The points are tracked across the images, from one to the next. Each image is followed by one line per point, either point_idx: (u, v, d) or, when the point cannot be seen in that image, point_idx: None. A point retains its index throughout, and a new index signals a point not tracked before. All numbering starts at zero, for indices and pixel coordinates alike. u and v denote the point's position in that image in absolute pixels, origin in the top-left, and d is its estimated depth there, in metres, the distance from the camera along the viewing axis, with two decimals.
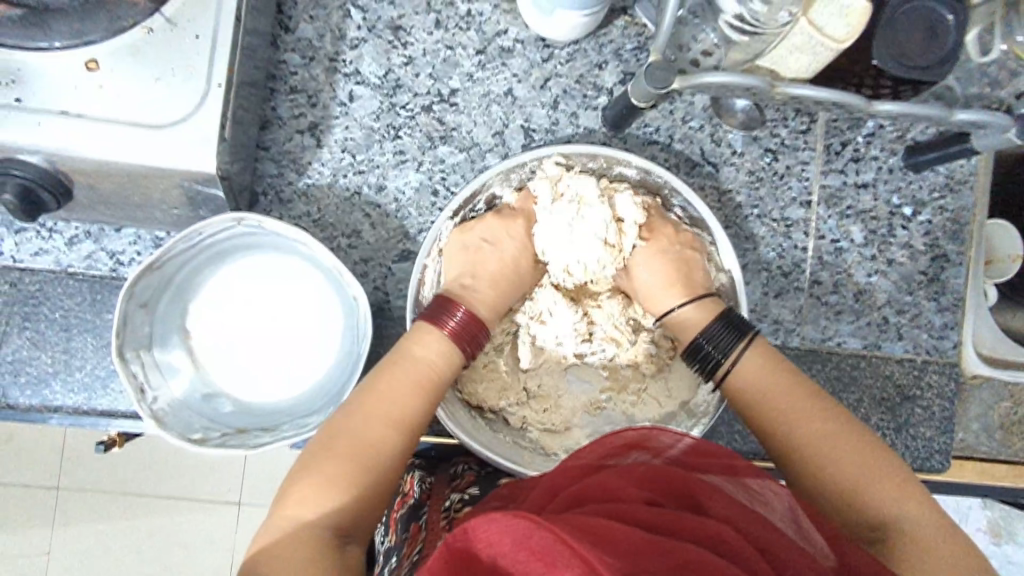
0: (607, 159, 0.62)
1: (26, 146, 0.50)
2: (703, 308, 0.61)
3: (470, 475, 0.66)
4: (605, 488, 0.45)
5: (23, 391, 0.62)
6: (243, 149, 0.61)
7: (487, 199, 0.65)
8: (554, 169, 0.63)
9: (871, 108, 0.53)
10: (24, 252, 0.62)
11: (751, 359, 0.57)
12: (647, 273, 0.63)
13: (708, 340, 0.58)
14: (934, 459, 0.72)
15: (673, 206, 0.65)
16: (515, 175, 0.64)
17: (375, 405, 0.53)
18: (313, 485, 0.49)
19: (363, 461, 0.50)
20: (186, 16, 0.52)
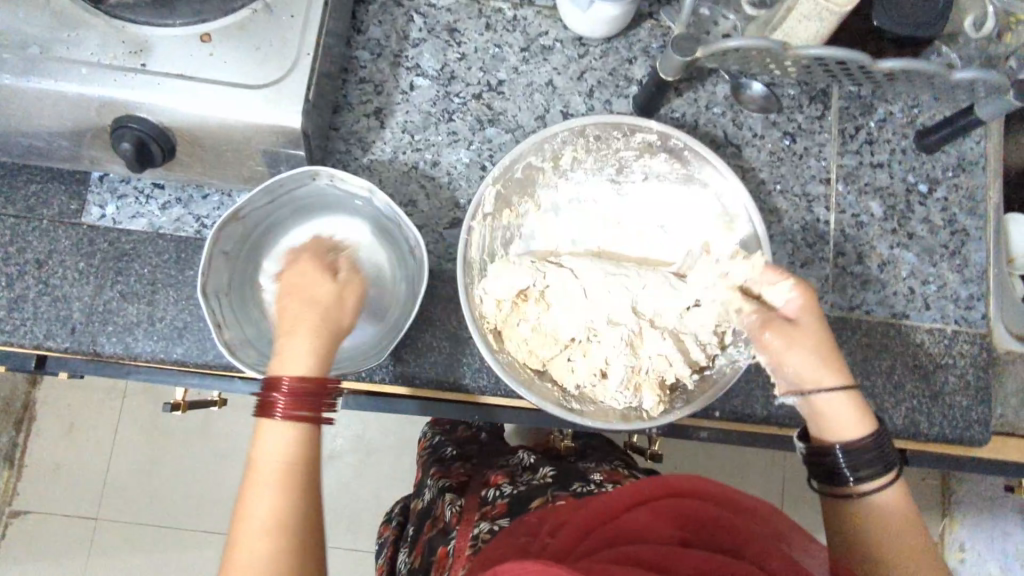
0: (631, 125, 0.67)
1: (144, 100, 0.59)
2: (852, 408, 0.60)
3: (500, 503, 0.69)
4: (638, 530, 0.49)
5: (109, 339, 0.68)
6: (319, 125, 0.69)
7: (524, 169, 0.69)
8: (583, 137, 0.69)
9: (876, 66, 0.59)
10: (123, 215, 0.70)
11: (886, 498, 0.59)
12: (797, 363, 0.61)
13: (841, 445, 0.59)
14: (973, 429, 0.72)
15: (695, 167, 0.69)
16: (548, 146, 0.69)
17: (258, 456, 0.57)
18: (260, 499, 0.55)
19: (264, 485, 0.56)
20: (284, 1, 0.62)
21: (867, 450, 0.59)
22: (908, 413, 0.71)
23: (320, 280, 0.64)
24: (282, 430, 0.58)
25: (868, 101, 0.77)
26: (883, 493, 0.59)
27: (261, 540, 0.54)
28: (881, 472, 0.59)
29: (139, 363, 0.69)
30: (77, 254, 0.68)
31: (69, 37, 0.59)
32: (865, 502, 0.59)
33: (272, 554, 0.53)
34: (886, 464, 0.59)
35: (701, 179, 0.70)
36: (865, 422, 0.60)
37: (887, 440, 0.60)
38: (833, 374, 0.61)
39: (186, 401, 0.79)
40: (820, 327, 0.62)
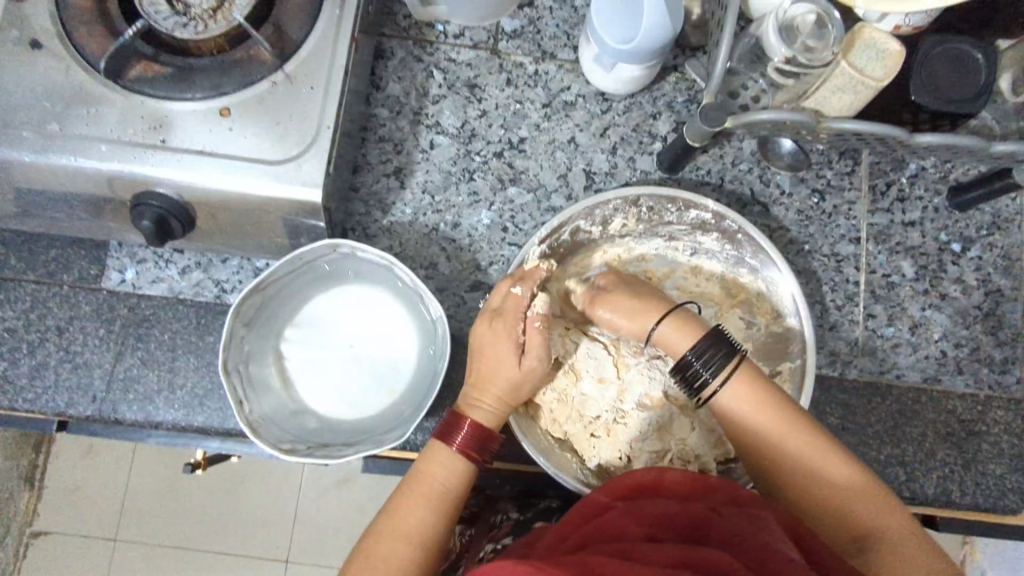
0: (686, 201, 0.66)
1: (164, 176, 0.58)
2: (682, 327, 0.58)
3: (507, 525, 0.65)
4: (610, 528, 0.48)
5: (130, 407, 0.67)
6: (340, 188, 0.68)
7: (571, 232, 0.69)
8: (635, 208, 0.68)
9: (915, 139, 0.57)
10: (143, 280, 0.69)
11: (732, 392, 0.56)
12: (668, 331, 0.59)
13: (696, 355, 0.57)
14: (1008, 499, 0.70)
15: (746, 251, 0.69)
16: (599, 212, 0.68)
17: (424, 475, 0.56)
18: (416, 517, 0.54)
19: (442, 510, 0.55)
20: (304, 72, 0.61)
21: (712, 344, 0.56)
22: (941, 482, 0.70)
23: (505, 360, 0.60)
24: (452, 464, 0.57)
25: (899, 156, 0.75)
26: (727, 387, 0.56)
27: (390, 552, 0.53)
28: (717, 366, 0.56)
29: (159, 429, 0.68)
30: (97, 320, 0.68)
31: (89, 112, 0.58)
32: (725, 407, 0.56)
33: (382, 564, 0.52)
34: (722, 355, 0.56)
35: (756, 265, 0.69)
36: (695, 329, 0.58)
37: (716, 332, 0.57)
38: (649, 316, 0.60)
39: (206, 459, 0.78)
40: (646, 293, 0.62)
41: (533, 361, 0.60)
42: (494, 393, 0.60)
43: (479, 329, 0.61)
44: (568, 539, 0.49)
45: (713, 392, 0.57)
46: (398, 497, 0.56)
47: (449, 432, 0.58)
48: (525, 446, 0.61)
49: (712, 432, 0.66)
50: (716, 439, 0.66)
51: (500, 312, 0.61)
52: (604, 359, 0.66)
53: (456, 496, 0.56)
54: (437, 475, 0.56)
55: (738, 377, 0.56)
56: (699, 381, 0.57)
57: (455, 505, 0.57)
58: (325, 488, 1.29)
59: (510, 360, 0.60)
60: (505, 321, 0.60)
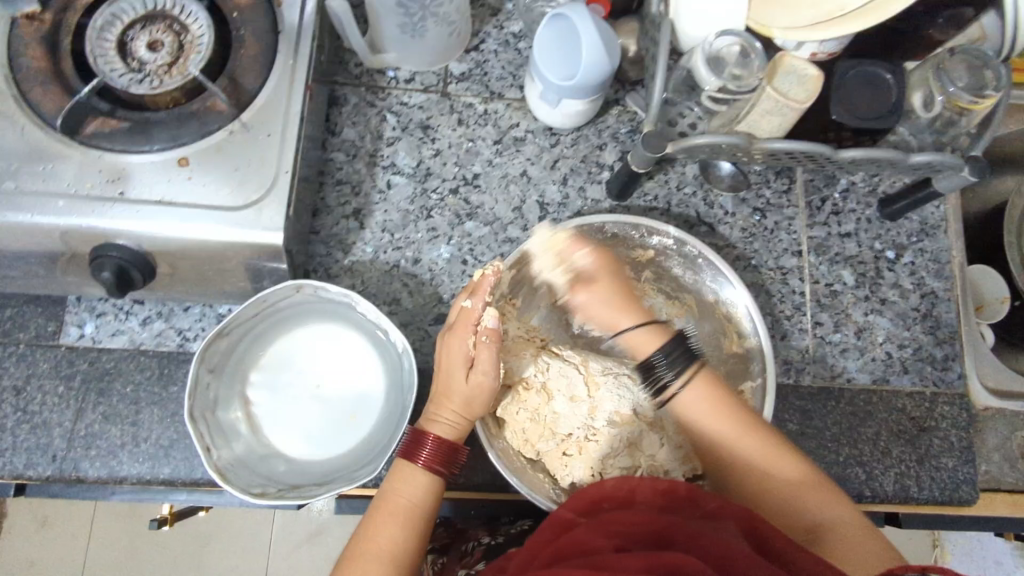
0: (647, 227, 0.69)
1: (124, 227, 0.59)
2: (651, 338, 0.63)
3: (478, 552, 0.69)
4: (582, 539, 0.50)
5: (92, 464, 0.66)
6: (300, 232, 0.70)
7: (541, 258, 0.70)
8: (601, 233, 0.70)
9: (838, 155, 0.62)
10: (103, 333, 0.69)
11: (693, 396, 0.60)
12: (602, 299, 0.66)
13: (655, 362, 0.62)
14: (962, 491, 0.73)
15: (705, 275, 0.71)
16: (565, 239, 0.69)
17: (390, 493, 0.57)
18: (386, 530, 0.55)
19: (412, 527, 0.56)
20: (260, 120, 0.63)
21: (676, 344, 0.61)
22: (898, 479, 0.73)
23: (454, 375, 0.60)
24: (414, 477, 0.57)
25: (831, 173, 0.80)
26: (688, 392, 0.60)
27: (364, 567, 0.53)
28: (677, 369, 0.60)
29: (123, 485, 0.67)
30: (56, 377, 0.67)
31: (46, 170, 0.59)
32: (684, 406, 0.61)
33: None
34: (687, 359, 0.61)
35: (712, 286, 0.71)
36: (660, 335, 0.63)
37: (681, 339, 0.62)
38: (625, 313, 0.65)
39: (173, 514, 0.76)
40: (615, 284, 0.66)
41: (479, 377, 0.59)
42: (448, 408, 0.60)
43: (438, 345, 0.62)
44: (539, 556, 0.50)
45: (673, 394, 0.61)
46: (368, 520, 0.56)
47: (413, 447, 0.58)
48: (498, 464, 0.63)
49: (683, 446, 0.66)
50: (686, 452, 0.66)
51: (450, 326, 0.62)
52: (575, 377, 0.66)
53: (426, 510, 0.57)
54: (401, 491, 0.57)
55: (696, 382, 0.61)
56: (663, 382, 0.61)
57: (427, 518, 0.57)
58: (295, 542, 1.26)
59: (460, 376, 0.59)
60: (455, 335, 0.60)
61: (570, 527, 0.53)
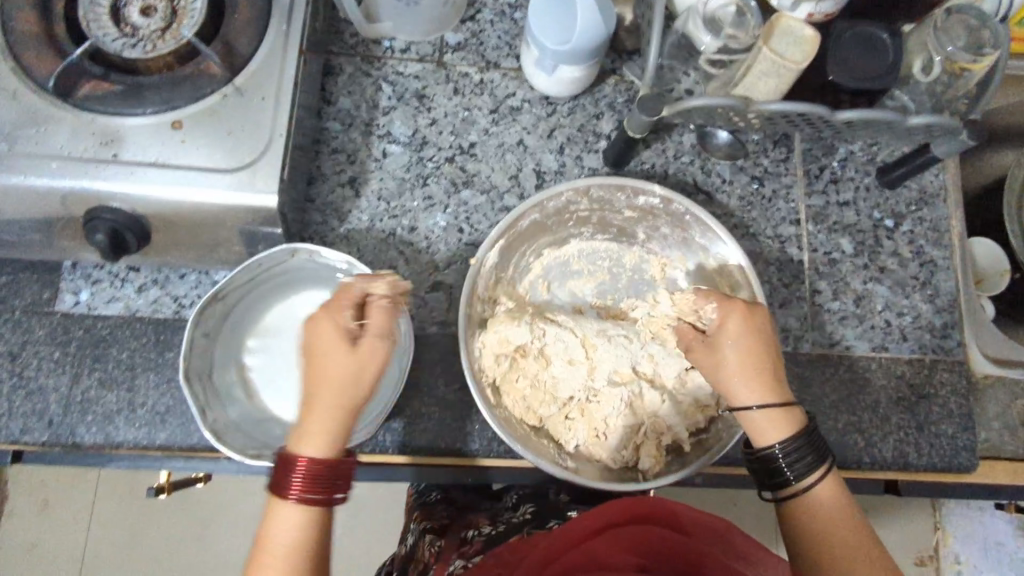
0: (634, 188, 0.68)
1: (118, 189, 0.59)
2: (777, 420, 0.56)
3: (476, 542, 0.68)
4: (599, 552, 0.51)
5: (89, 429, 0.66)
6: (296, 200, 0.70)
7: (531, 224, 0.70)
8: (587, 198, 0.70)
9: (834, 117, 0.62)
10: (98, 300, 0.69)
11: (822, 491, 0.55)
12: (731, 347, 0.57)
13: (788, 456, 0.55)
14: (962, 457, 0.73)
15: (694, 232, 0.70)
16: (554, 204, 0.69)
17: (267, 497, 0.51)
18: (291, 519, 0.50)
19: (308, 519, 0.51)
20: (254, 84, 0.62)
21: (808, 447, 0.55)
22: (896, 446, 0.72)
23: (338, 352, 0.52)
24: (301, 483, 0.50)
25: (829, 142, 0.79)
26: (819, 490, 0.55)
27: (270, 564, 0.49)
28: (804, 466, 0.55)
29: (119, 451, 0.67)
30: (52, 343, 0.67)
31: (40, 132, 0.59)
32: (803, 504, 0.55)
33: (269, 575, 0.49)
34: (814, 454, 0.55)
35: (703, 242, 0.71)
36: (792, 421, 0.56)
37: (813, 433, 0.56)
38: (767, 391, 0.56)
39: (171, 483, 0.76)
40: (757, 347, 0.57)
41: (367, 343, 0.51)
42: (318, 392, 0.51)
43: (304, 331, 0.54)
44: (550, 565, 0.51)
45: (797, 491, 0.55)
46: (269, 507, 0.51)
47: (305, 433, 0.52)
48: (503, 436, 0.61)
49: (681, 402, 0.66)
50: (686, 408, 0.66)
51: (328, 307, 0.53)
52: (571, 342, 0.66)
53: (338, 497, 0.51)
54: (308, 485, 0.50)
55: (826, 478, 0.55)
56: (783, 477, 0.55)
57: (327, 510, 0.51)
58: None
59: (342, 347, 0.52)
60: (325, 313, 0.53)
61: (588, 538, 0.52)
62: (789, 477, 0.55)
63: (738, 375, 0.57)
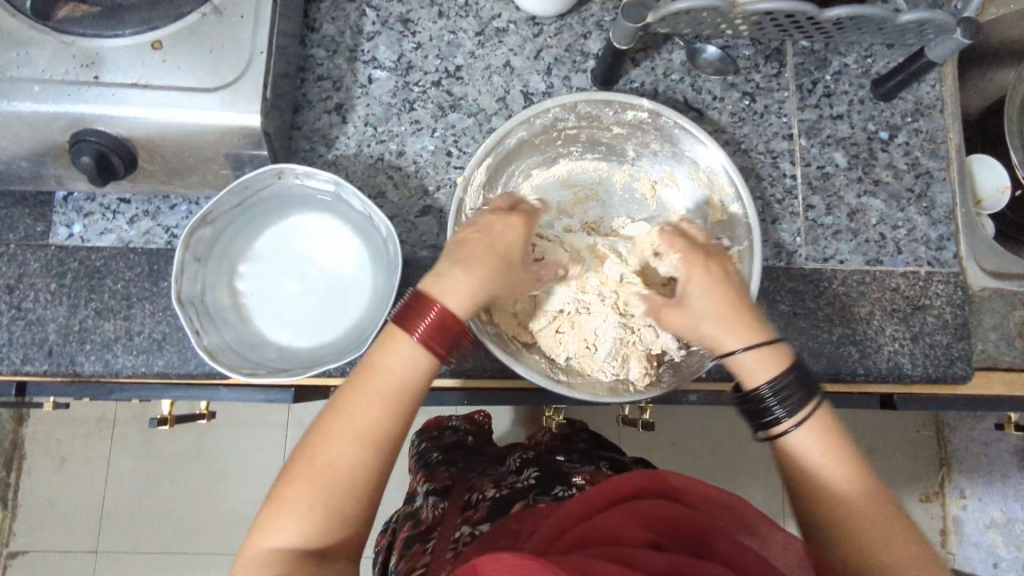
0: (623, 103, 0.67)
1: (101, 111, 0.59)
2: (767, 357, 0.55)
3: (481, 507, 0.70)
4: (608, 528, 0.49)
5: (88, 358, 0.67)
6: (282, 125, 0.69)
7: (517, 142, 0.69)
8: (574, 114, 0.69)
9: (822, 16, 0.60)
10: (91, 232, 0.69)
11: (806, 433, 0.53)
12: (702, 299, 0.57)
13: (776, 395, 0.53)
14: (957, 368, 0.73)
15: (683, 145, 0.70)
16: (541, 121, 0.68)
17: (382, 369, 0.53)
18: (372, 408, 0.52)
19: (389, 407, 0.53)
20: (233, 2, 0.62)
21: (796, 383, 0.53)
22: (891, 357, 0.72)
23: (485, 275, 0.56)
24: (413, 351, 0.53)
25: (822, 55, 0.78)
26: (804, 429, 0.53)
27: (336, 454, 0.51)
28: (795, 404, 0.53)
29: (119, 379, 0.68)
30: (47, 275, 0.68)
31: (20, 55, 0.59)
32: (790, 450, 0.53)
33: (331, 469, 0.50)
34: (803, 392, 0.53)
35: (691, 155, 0.70)
36: (780, 360, 0.55)
37: (801, 370, 0.54)
38: (738, 329, 0.55)
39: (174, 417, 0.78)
40: (728, 289, 0.57)
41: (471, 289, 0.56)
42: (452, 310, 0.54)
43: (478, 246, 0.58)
44: (560, 540, 0.49)
45: (783, 433, 0.53)
46: (343, 395, 0.53)
47: (441, 282, 0.55)
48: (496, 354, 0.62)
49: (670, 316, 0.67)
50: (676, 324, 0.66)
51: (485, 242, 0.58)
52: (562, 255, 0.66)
53: (408, 389, 0.53)
54: (393, 368, 0.53)
55: (813, 423, 0.53)
56: (772, 417, 0.54)
57: (415, 398, 0.54)
58: None
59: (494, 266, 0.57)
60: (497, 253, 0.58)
61: (589, 515, 0.50)
62: (775, 417, 0.53)
63: (705, 321, 0.57)
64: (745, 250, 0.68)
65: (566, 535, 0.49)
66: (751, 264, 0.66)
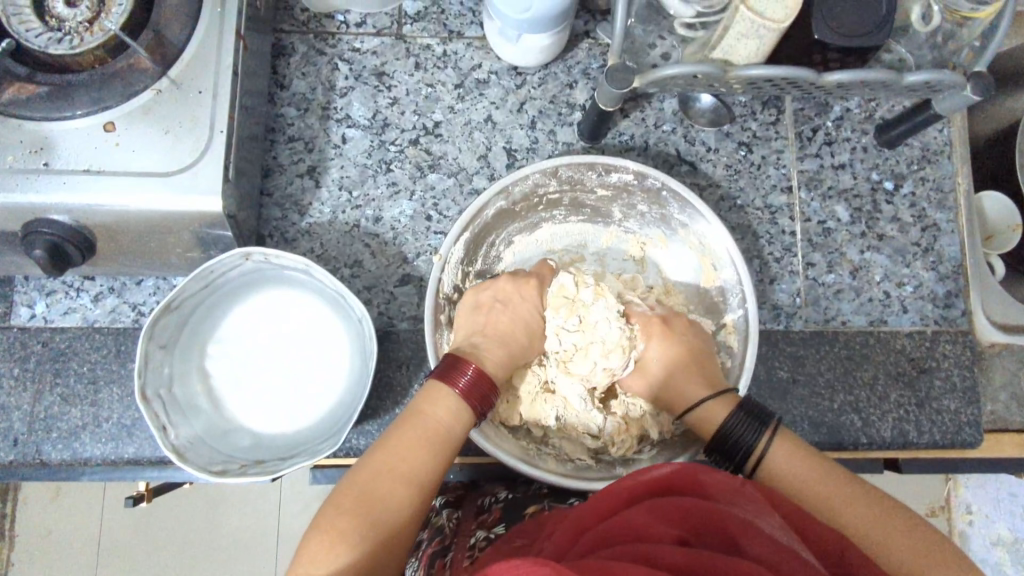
0: (605, 165, 0.63)
1: (52, 201, 0.55)
2: (715, 401, 0.57)
3: (497, 509, 0.63)
4: (630, 525, 0.42)
5: (55, 447, 0.64)
6: (250, 195, 0.65)
7: (496, 211, 0.65)
8: (557, 179, 0.65)
9: (823, 81, 0.56)
10: (55, 312, 0.66)
11: (779, 453, 0.52)
12: (658, 363, 0.61)
13: (732, 431, 0.54)
14: (966, 433, 0.69)
15: (672, 208, 0.66)
16: (523, 186, 0.64)
17: (429, 416, 0.52)
18: (422, 454, 0.50)
19: (438, 455, 0.51)
20: (190, 76, 0.58)
21: (747, 414, 0.54)
22: (896, 424, 0.69)
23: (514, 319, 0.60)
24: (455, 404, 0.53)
25: (823, 100, 0.73)
26: (773, 454, 0.52)
27: (389, 495, 0.48)
28: (754, 434, 0.53)
29: (89, 466, 0.65)
30: (10, 360, 0.65)
31: None
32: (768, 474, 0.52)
33: (383, 508, 0.47)
34: (758, 421, 0.54)
35: (682, 219, 0.66)
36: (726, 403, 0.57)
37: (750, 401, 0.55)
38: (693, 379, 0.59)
39: (152, 490, 0.75)
40: (678, 347, 0.61)
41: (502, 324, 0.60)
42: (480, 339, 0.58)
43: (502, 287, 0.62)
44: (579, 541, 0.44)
45: (756, 464, 0.53)
46: (393, 436, 0.51)
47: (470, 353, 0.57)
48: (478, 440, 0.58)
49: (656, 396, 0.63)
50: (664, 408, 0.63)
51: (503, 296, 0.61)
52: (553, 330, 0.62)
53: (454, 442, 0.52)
54: (439, 418, 0.52)
55: (782, 436, 0.53)
56: (741, 454, 0.53)
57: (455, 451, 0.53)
58: None
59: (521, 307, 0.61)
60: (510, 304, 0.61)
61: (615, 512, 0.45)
62: (744, 449, 0.53)
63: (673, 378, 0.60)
64: (739, 319, 0.64)
65: (588, 533, 0.44)
66: (745, 337, 0.62)
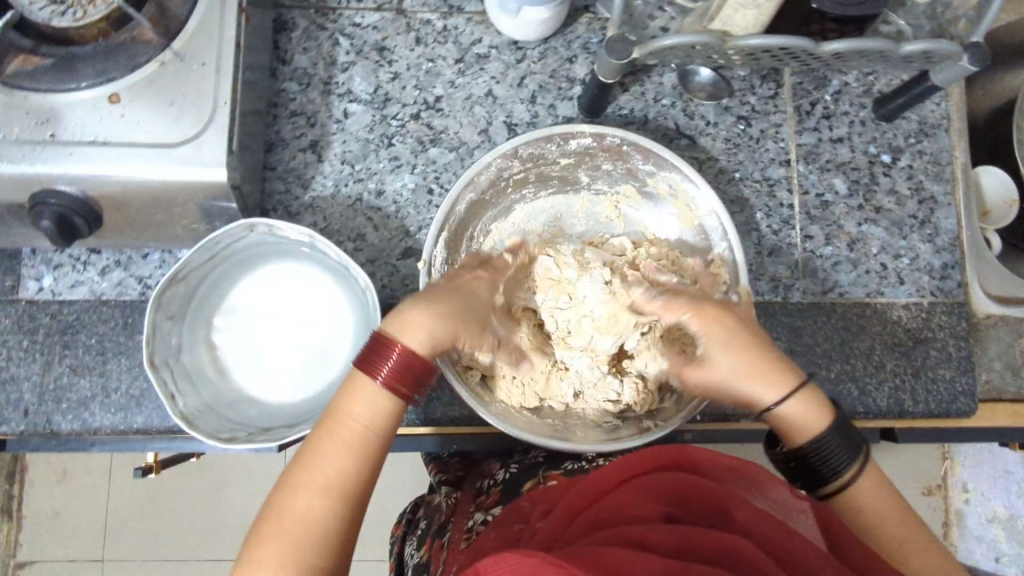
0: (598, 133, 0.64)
1: (58, 172, 0.56)
2: (807, 411, 0.53)
3: (494, 491, 0.64)
4: (621, 504, 0.44)
5: (65, 417, 0.65)
6: (254, 169, 0.66)
7: (492, 177, 0.66)
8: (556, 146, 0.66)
9: (821, 50, 0.56)
10: (63, 285, 0.67)
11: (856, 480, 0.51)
12: (726, 359, 0.55)
13: (824, 451, 0.51)
14: (961, 402, 0.70)
15: (669, 170, 0.66)
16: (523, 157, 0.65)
17: (346, 415, 0.48)
18: (343, 455, 0.47)
19: (360, 454, 0.48)
20: (193, 49, 0.58)
21: (843, 437, 0.51)
22: (892, 394, 0.70)
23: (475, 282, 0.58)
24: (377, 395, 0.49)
25: (821, 74, 0.74)
26: (861, 483, 0.51)
27: (308, 506, 0.45)
28: (847, 458, 0.51)
29: (98, 436, 0.66)
30: (19, 332, 0.66)
31: None
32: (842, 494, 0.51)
33: (305, 521, 0.45)
34: (852, 445, 0.51)
35: (680, 190, 0.67)
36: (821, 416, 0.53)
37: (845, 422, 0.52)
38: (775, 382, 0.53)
39: (161, 461, 0.76)
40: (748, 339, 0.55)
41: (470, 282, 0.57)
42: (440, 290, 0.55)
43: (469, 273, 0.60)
44: (570, 524, 0.45)
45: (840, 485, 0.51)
46: (312, 441, 0.48)
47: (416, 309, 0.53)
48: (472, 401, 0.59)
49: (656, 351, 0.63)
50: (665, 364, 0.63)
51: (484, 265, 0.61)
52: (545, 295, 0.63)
53: (380, 437, 0.49)
54: (358, 415, 0.49)
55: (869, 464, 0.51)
56: (825, 474, 0.51)
57: (382, 446, 0.49)
58: None
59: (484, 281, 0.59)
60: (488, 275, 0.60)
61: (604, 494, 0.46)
62: (832, 471, 0.51)
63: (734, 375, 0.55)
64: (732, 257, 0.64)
65: (580, 516, 0.45)
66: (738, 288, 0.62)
